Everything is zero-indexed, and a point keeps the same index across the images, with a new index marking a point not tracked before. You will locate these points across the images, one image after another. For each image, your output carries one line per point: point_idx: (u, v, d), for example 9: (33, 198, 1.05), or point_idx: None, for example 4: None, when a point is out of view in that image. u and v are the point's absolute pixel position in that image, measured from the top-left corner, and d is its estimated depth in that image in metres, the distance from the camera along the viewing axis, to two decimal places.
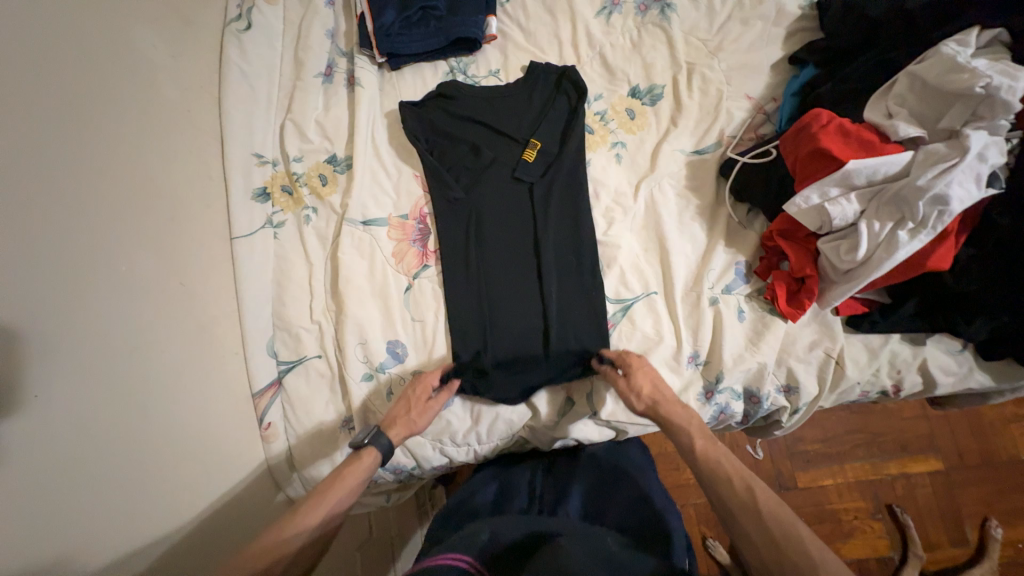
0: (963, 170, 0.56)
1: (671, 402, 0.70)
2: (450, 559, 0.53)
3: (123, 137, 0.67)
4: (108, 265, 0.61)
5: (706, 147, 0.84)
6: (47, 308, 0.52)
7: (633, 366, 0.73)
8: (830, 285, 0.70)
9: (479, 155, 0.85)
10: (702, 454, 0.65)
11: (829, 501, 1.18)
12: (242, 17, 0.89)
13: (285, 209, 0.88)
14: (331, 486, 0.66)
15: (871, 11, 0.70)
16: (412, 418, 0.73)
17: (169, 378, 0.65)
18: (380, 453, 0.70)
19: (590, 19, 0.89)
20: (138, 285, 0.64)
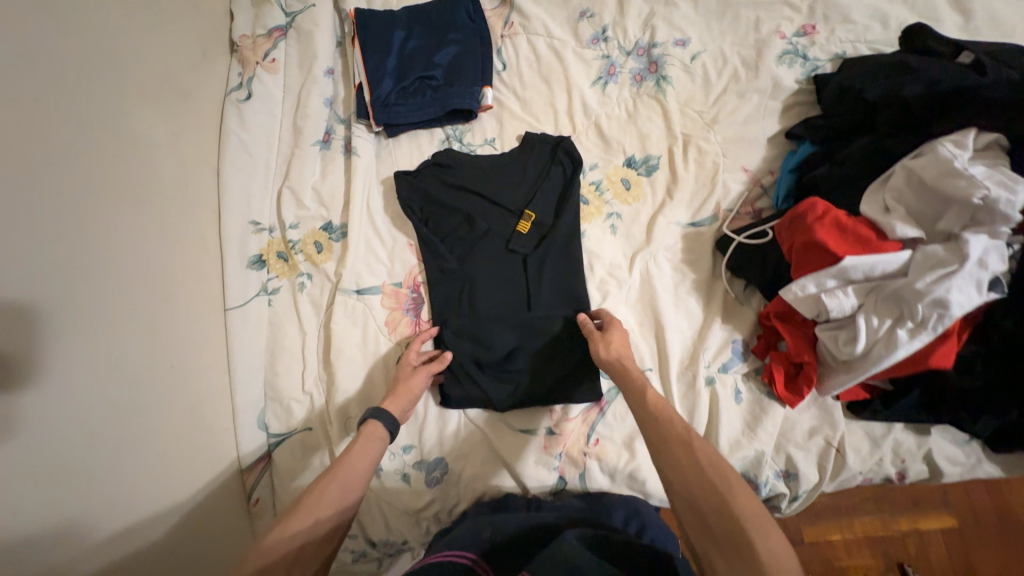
0: (963, 276, 0.55)
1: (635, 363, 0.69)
2: (451, 556, 0.58)
3: (126, 220, 0.68)
4: (104, 356, 0.60)
5: (702, 219, 0.82)
6: (43, 414, 0.52)
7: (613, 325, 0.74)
8: (829, 373, 0.68)
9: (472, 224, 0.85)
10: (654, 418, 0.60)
11: (838, 559, 1.07)
12: (243, 86, 0.91)
13: (280, 275, 0.88)
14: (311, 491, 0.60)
15: (867, 94, 0.70)
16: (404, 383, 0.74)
17: (156, 461, 0.64)
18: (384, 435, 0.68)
19: (586, 89, 0.89)
20: (133, 371, 0.63)
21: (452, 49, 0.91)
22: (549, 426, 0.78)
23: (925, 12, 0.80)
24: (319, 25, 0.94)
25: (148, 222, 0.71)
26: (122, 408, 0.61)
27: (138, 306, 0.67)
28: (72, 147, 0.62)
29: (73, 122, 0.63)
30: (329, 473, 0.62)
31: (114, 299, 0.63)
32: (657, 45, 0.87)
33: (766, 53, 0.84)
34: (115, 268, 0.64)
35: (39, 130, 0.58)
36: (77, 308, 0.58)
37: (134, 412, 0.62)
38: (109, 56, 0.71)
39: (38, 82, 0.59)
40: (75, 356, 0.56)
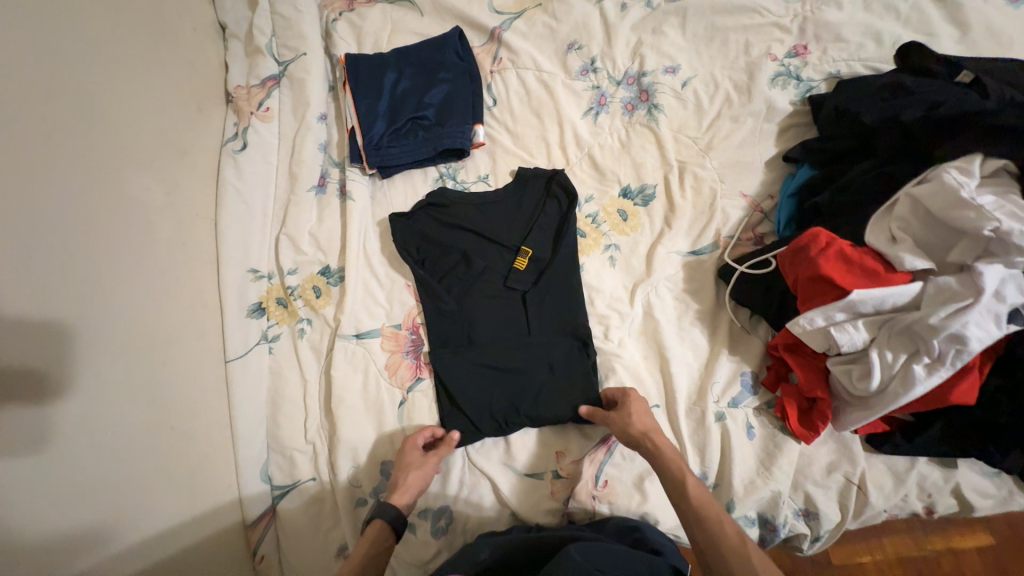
0: (979, 310, 0.52)
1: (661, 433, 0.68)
2: None
3: (120, 290, 0.68)
4: (93, 432, 0.59)
5: (703, 247, 0.80)
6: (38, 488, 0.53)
7: (630, 403, 0.71)
8: (845, 407, 0.66)
9: (467, 265, 0.83)
10: (698, 498, 0.61)
11: None
12: (238, 136, 0.93)
13: (280, 322, 0.88)
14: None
15: (865, 117, 0.67)
16: (409, 478, 0.72)
17: (157, 496, 0.65)
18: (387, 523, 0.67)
19: (577, 121, 0.88)
20: (124, 443, 0.63)
21: (442, 88, 0.91)
22: (554, 469, 0.76)
23: (919, 27, 0.79)
24: (311, 72, 0.95)
25: (143, 288, 0.71)
26: (113, 485, 0.60)
27: (133, 376, 0.66)
28: (67, 225, 0.62)
29: (66, 197, 0.63)
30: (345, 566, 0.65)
31: (106, 373, 0.63)
32: (647, 74, 0.87)
33: (758, 76, 0.82)
34: (110, 341, 0.64)
35: (34, 212, 0.58)
36: (69, 387, 0.58)
37: (125, 489, 0.62)
38: (104, 125, 0.71)
39: (28, 162, 0.59)
40: (60, 441, 0.56)
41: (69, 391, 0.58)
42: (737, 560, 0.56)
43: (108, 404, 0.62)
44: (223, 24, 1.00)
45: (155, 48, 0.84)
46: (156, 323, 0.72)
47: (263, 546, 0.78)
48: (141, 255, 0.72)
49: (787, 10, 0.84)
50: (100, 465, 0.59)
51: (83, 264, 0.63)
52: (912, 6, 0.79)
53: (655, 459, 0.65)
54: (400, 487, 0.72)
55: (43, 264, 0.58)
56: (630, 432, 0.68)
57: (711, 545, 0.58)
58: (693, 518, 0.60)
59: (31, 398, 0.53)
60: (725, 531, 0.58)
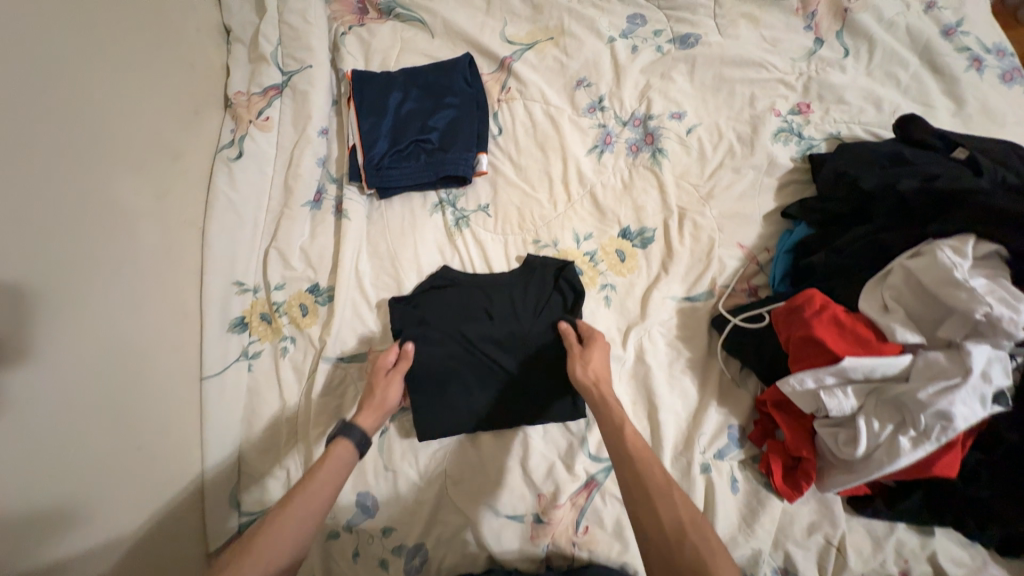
0: (967, 389, 0.53)
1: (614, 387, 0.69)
2: None
3: (101, 289, 0.65)
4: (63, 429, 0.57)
5: (697, 294, 0.80)
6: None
7: (594, 341, 0.73)
8: (829, 468, 0.66)
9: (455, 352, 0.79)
10: (634, 446, 0.61)
11: None
12: (234, 144, 0.90)
13: (263, 338, 0.84)
14: (298, 488, 0.60)
15: (864, 183, 0.69)
16: (378, 398, 0.71)
17: (117, 520, 0.62)
18: (354, 444, 0.66)
19: (582, 157, 0.88)
20: (94, 444, 0.61)
21: (448, 113, 0.90)
22: (536, 513, 0.73)
23: (917, 97, 0.81)
24: (316, 85, 0.93)
25: (124, 294, 0.68)
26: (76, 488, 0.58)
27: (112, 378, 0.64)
28: (48, 219, 0.59)
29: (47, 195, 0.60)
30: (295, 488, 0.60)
31: (78, 375, 0.60)
32: (653, 118, 0.87)
33: (761, 130, 0.83)
34: (86, 341, 0.62)
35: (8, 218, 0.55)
36: (37, 387, 0.55)
37: (90, 491, 0.59)
38: (94, 126, 0.68)
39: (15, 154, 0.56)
40: (29, 440, 0.53)
41: (30, 413, 0.54)
42: (662, 503, 0.55)
43: (77, 407, 0.59)
44: (229, 26, 0.98)
45: (155, 48, 0.82)
46: (140, 327, 0.70)
47: None
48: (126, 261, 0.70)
49: (792, 68, 0.86)
50: (63, 487, 0.56)
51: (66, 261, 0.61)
52: (912, 75, 0.82)
53: (605, 406, 0.66)
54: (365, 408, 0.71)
55: (18, 262, 0.55)
56: (586, 373, 0.70)
57: (636, 486, 0.58)
58: (630, 459, 0.60)
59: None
60: (655, 471, 0.58)
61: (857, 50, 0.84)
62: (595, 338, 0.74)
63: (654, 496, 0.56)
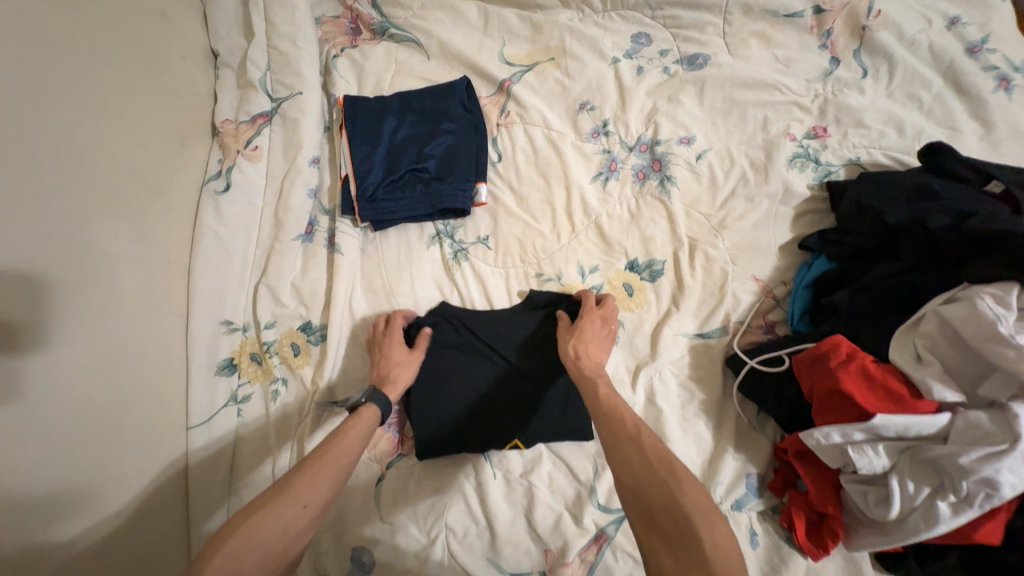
0: (1015, 457, 0.48)
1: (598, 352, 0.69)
2: None
3: (86, 320, 0.63)
4: (56, 433, 0.58)
5: (710, 331, 0.76)
6: None
7: (585, 309, 0.73)
8: (857, 526, 0.61)
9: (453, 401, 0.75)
10: (606, 398, 0.61)
11: None
12: (221, 175, 0.86)
13: (252, 381, 0.80)
14: (332, 443, 0.60)
15: (889, 217, 0.64)
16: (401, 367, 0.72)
17: None
18: (380, 408, 0.66)
19: (585, 185, 0.84)
20: (93, 438, 0.62)
21: (445, 140, 0.86)
22: (542, 571, 0.69)
23: (942, 120, 0.76)
24: (306, 112, 0.89)
25: (108, 336, 0.66)
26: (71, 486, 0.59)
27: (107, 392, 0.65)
28: (30, 247, 0.58)
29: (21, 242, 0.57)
30: (313, 456, 0.59)
31: (71, 391, 0.60)
32: (660, 143, 0.83)
33: (776, 156, 0.79)
34: (78, 358, 0.62)
35: None
36: (20, 412, 0.55)
37: (74, 505, 0.59)
38: (67, 168, 0.64)
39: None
40: (26, 439, 0.55)
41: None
42: (631, 443, 0.55)
43: (76, 412, 0.60)
44: (216, 51, 0.94)
45: (137, 78, 0.78)
46: (123, 369, 0.67)
47: None
48: (110, 301, 0.67)
49: (807, 90, 0.81)
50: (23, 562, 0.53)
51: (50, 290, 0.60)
52: (935, 97, 0.77)
53: (585, 368, 0.66)
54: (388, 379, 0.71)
55: None
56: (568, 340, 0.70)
57: (610, 434, 0.57)
58: (604, 410, 0.59)
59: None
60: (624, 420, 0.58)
61: (876, 69, 0.79)
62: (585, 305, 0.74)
63: (624, 441, 0.55)
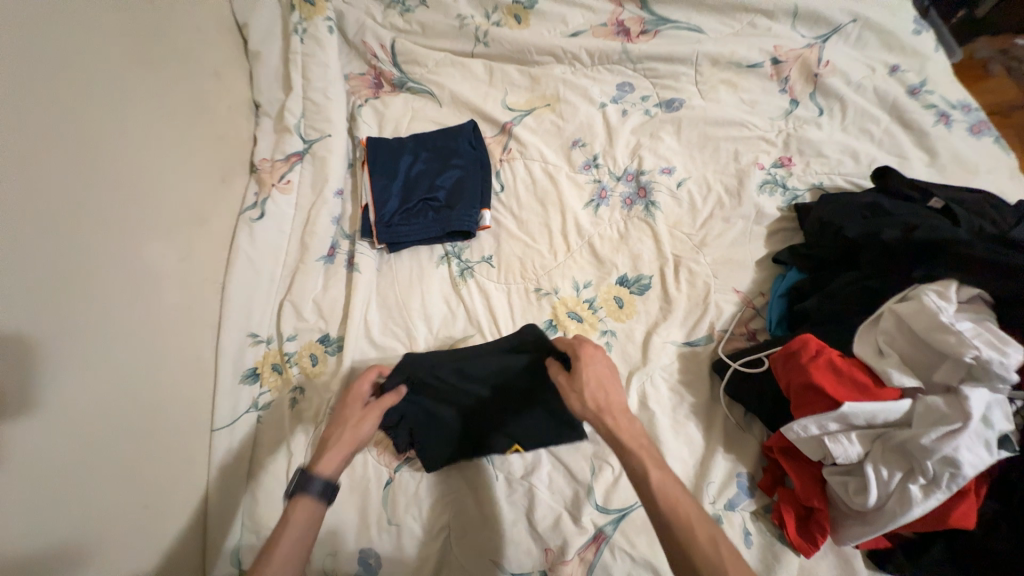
0: (969, 435, 0.52)
1: (615, 410, 0.63)
2: None
3: (116, 335, 0.69)
4: (49, 495, 0.57)
5: (697, 339, 0.82)
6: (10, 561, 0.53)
7: (582, 359, 0.68)
8: (844, 519, 0.64)
9: (447, 410, 0.80)
10: (657, 485, 0.55)
11: None
12: (257, 205, 0.97)
13: (273, 389, 0.86)
14: (274, 540, 0.59)
15: (848, 232, 0.72)
16: (348, 432, 0.69)
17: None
18: (321, 485, 0.63)
19: (579, 210, 0.93)
20: (98, 464, 0.63)
21: (454, 173, 0.98)
22: (543, 570, 0.71)
23: (891, 149, 0.86)
24: (333, 151, 1.02)
25: (117, 369, 0.68)
26: (70, 539, 0.59)
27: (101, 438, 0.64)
28: (93, 259, 0.68)
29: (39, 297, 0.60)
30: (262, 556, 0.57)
31: (79, 419, 0.62)
32: (645, 173, 0.93)
33: (747, 182, 0.89)
34: (71, 416, 0.61)
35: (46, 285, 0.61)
36: (77, 397, 0.63)
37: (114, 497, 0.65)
38: (128, 197, 0.75)
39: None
40: (79, 420, 0.62)
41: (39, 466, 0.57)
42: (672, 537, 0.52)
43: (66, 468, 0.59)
44: (258, 102, 1.09)
45: (191, 125, 0.92)
46: (158, 372, 0.74)
47: None
48: (116, 345, 0.69)
49: (772, 126, 0.92)
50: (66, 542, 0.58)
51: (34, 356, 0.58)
52: (884, 130, 0.88)
53: (614, 441, 0.61)
54: (328, 448, 0.68)
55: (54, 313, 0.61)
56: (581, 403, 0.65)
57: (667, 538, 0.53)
58: (655, 508, 0.54)
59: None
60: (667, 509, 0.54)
61: (830, 109, 0.91)
62: (584, 357, 0.68)
63: (676, 544, 0.52)
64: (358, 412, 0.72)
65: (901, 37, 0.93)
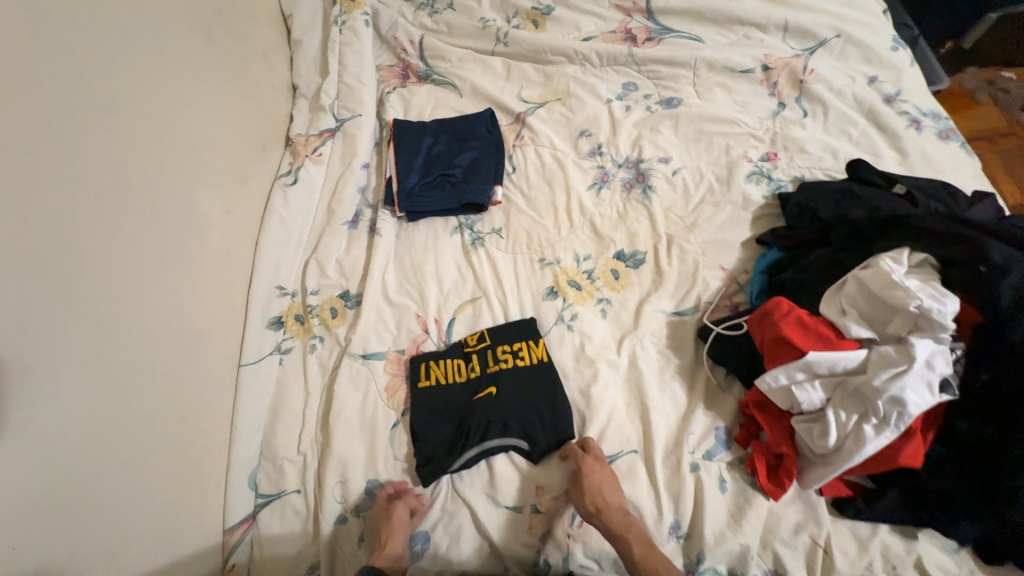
0: (913, 376, 0.60)
1: (614, 508, 0.71)
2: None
3: (172, 264, 0.77)
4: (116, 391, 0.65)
5: (685, 309, 0.90)
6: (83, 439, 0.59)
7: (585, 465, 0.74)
8: (809, 465, 0.71)
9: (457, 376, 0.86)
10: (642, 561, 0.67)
11: None
12: (291, 173, 1.07)
13: (295, 336, 0.94)
14: None
15: (822, 213, 0.82)
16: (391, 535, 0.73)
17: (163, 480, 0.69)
18: None
19: (583, 192, 1.03)
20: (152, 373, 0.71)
21: (471, 154, 1.08)
22: (534, 504, 0.77)
23: (867, 148, 0.95)
24: (363, 130, 1.12)
25: (170, 294, 0.76)
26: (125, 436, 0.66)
27: (138, 379, 0.68)
28: (158, 195, 0.77)
29: (96, 242, 0.64)
30: None
31: (142, 330, 0.70)
32: (644, 161, 1.03)
33: (736, 173, 0.98)
34: (136, 326, 0.69)
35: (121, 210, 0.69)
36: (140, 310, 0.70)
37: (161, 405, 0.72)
38: (185, 148, 0.84)
39: (60, 199, 0.60)
40: (140, 330, 0.70)
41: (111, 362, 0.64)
42: None
43: (108, 412, 0.62)
44: (296, 85, 1.20)
45: (238, 98, 1.02)
46: (201, 305, 0.83)
47: (236, 555, 0.77)
48: (155, 289, 0.73)
49: (760, 125, 1.02)
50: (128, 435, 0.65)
51: (86, 297, 0.62)
52: (861, 132, 0.97)
53: (613, 534, 0.69)
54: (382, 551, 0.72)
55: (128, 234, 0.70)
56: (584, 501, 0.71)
57: None
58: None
59: (34, 379, 0.54)
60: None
61: (814, 111, 1.01)
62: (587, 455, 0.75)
63: None
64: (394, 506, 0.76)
65: (880, 52, 1.04)
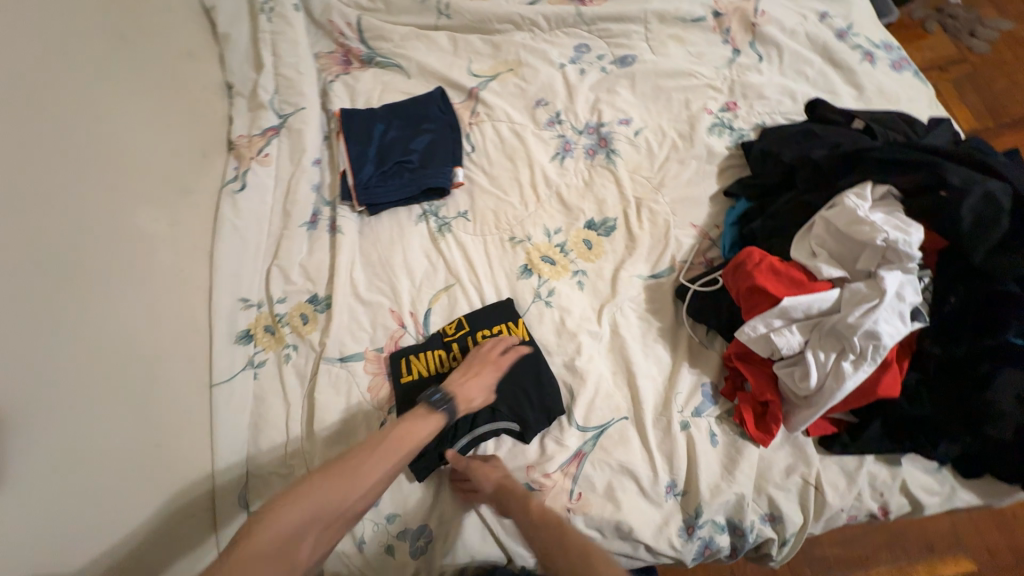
0: (885, 309, 0.62)
1: (510, 483, 0.73)
2: None
3: (112, 290, 0.73)
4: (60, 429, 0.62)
5: (661, 271, 0.89)
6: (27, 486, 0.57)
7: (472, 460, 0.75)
8: (795, 409, 0.72)
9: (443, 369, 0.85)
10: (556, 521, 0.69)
11: None
12: (237, 178, 1.00)
13: (266, 348, 0.89)
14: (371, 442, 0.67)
15: (784, 157, 0.81)
16: (475, 385, 0.76)
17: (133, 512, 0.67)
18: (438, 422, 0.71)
19: (546, 163, 1.00)
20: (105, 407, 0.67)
21: (426, 137, 1.03)
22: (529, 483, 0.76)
23: (824, 86, 0.94)
24: (309, 124, 1.06)
25: (116, 321, 0.72)
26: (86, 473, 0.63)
27: (87, 412, 0.65)
28: (80, 219, 0.72)
29: None
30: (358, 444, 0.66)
31: (83, 363, 0.66)
32: (604, 125, 1.00)
33: (698, 126, 0.96)
34: (75, 359, 0.65)
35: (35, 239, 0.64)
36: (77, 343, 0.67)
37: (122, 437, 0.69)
38: (109, 164, 0.79)
39: None
40: (81, 364, 0.66)
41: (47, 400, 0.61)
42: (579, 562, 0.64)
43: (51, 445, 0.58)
44: (230, 82, 1.11)
45: (167, 102, 0.95)
46: (156, 327, 0.78)
47: None
48: (93, 317, 0.69)
49: (717, 74, 1.00)
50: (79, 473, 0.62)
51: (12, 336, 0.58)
52: (818, 71, 0.96)
53: (523, 501, 0.71)
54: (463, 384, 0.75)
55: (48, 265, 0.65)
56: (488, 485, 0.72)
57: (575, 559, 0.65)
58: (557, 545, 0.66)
59: None
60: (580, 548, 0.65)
61: (769, 55, 0.99)
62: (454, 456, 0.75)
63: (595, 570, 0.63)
64: (489, 363, 0.78)
65: None
